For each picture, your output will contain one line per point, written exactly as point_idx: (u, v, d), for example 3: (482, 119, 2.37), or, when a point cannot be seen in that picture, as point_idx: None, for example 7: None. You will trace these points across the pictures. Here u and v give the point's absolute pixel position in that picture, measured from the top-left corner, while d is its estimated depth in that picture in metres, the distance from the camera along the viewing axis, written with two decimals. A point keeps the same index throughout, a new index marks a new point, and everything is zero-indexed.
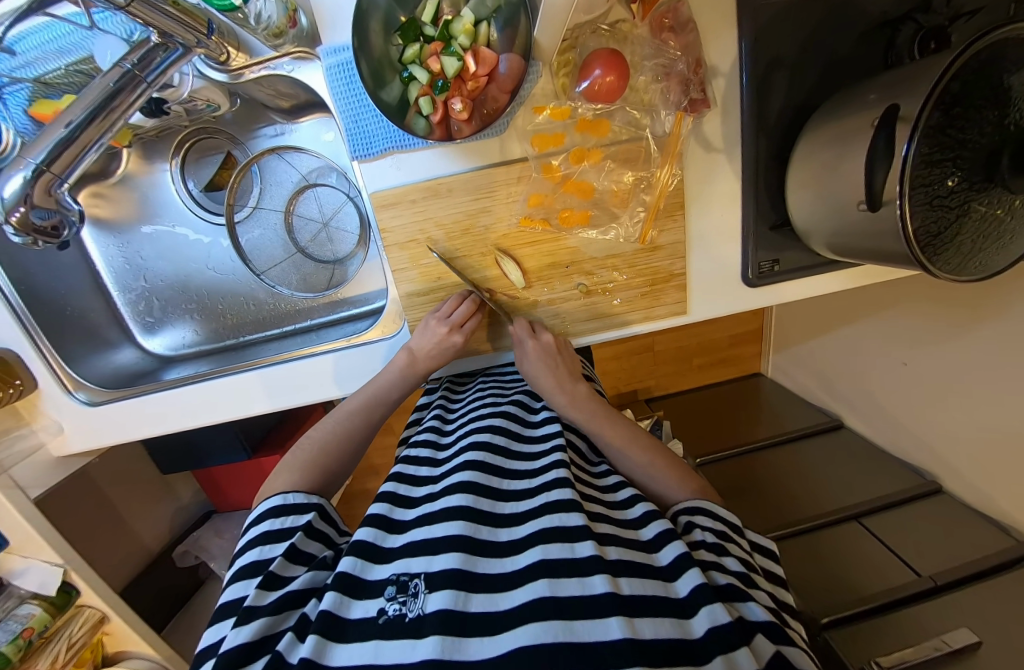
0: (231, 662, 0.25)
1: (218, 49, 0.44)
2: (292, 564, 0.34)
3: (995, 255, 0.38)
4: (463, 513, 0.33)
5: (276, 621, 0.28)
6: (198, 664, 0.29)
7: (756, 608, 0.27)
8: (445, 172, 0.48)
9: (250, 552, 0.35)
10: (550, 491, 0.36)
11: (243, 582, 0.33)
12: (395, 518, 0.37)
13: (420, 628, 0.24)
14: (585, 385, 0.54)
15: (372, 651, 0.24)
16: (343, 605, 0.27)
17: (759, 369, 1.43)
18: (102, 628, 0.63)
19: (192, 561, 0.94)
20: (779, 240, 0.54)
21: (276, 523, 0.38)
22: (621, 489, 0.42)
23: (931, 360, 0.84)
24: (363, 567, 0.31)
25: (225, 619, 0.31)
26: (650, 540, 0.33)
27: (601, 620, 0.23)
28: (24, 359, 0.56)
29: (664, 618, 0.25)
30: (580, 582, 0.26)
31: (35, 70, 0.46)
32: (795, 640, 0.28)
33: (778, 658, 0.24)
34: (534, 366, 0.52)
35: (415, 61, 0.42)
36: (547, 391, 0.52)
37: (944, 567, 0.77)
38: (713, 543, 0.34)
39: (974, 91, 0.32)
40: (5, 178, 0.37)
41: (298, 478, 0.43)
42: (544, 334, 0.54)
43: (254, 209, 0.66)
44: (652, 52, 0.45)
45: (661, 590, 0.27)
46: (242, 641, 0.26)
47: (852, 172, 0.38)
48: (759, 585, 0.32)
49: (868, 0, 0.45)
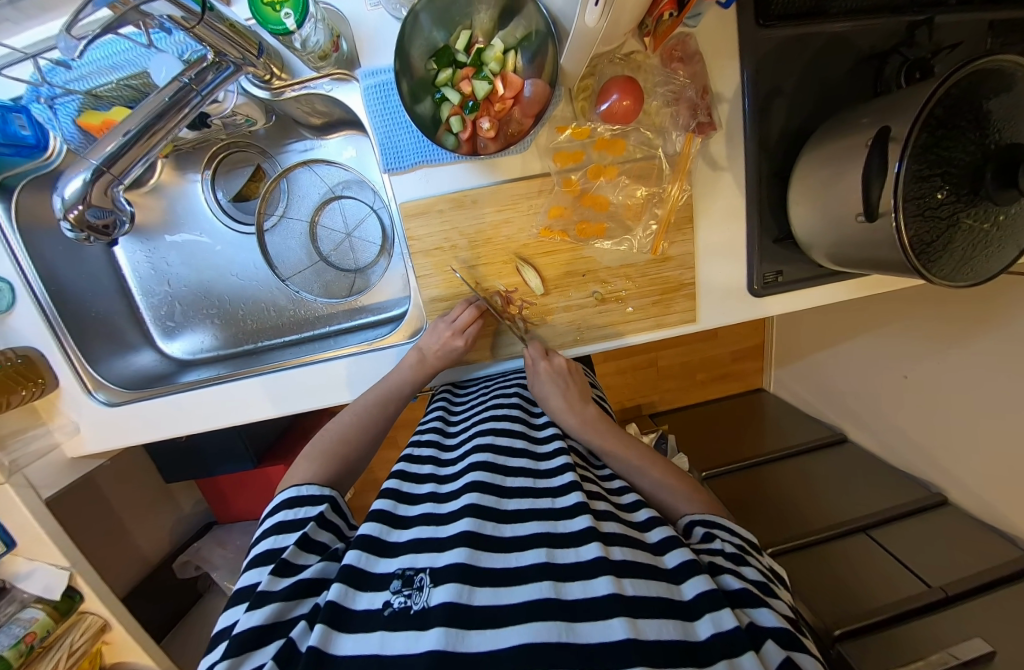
0: (243, 646, 0.26)
1: (266, 69, 0.47)
2: (303, 553, 0.34)
3: (985, 262, 0.40)
4: (470, 511, 0.34)
5: (285, 609, 0.28)
6: (212, 645, 0.29)
7: (770, 613, 0.28)
8: (470, 186, 0.52)
9: (263, 541, 0.36)
10: (555, 496, 0.38)
11: (257, 570, 0.33)
12: (399, 514, 0.38)
13: (426, 620, 0.25)
14: (595, 408, 0.54)
15: (377, 641, 0.24)
16: (348, 596, 0.28)
17: (761, 384, 1.45)
18: (102, 637, 0.61)
19: (192, 572, 0.92)
20: (782, 253, 0.57)
21: (289, 514, 0.38)
22: (626, 494, 0.43)
23: (932, 372, 0.87)
24: (368, 559, 0.31)
25: (238, 604, 0.31)
26: (654, 544, 0.34)
27: (604, 621, 0.24)
28: (48, 357, 0.57)
29: (669, 620, 0.26)
30: (584, 585, 0.27)
31: (87, 84, 0.48)
32: (813, 649, 0.28)
33: (787, 663, 0.24)
34: (545, 389, 0.54)
35: (447, 84, 0.45)
36: (558, 414, 0.53)
37: (951, 580, 0.78)
38: (732, 554, 0.35)
39: (957, 115, 0.35)
40: (68, 179, 0.40)
41: (316, 469, 0.44)
42: (556, 359, 0.57)
43: (281, 217, 0.69)
44: (663, 80, 0.49)
45: (665, 592, 0.28)
46: (255, 624, 0.27)
47: (849, 188, 0.41)
48: (778, 597, 0.33)
49: (859, 35, 0.50)
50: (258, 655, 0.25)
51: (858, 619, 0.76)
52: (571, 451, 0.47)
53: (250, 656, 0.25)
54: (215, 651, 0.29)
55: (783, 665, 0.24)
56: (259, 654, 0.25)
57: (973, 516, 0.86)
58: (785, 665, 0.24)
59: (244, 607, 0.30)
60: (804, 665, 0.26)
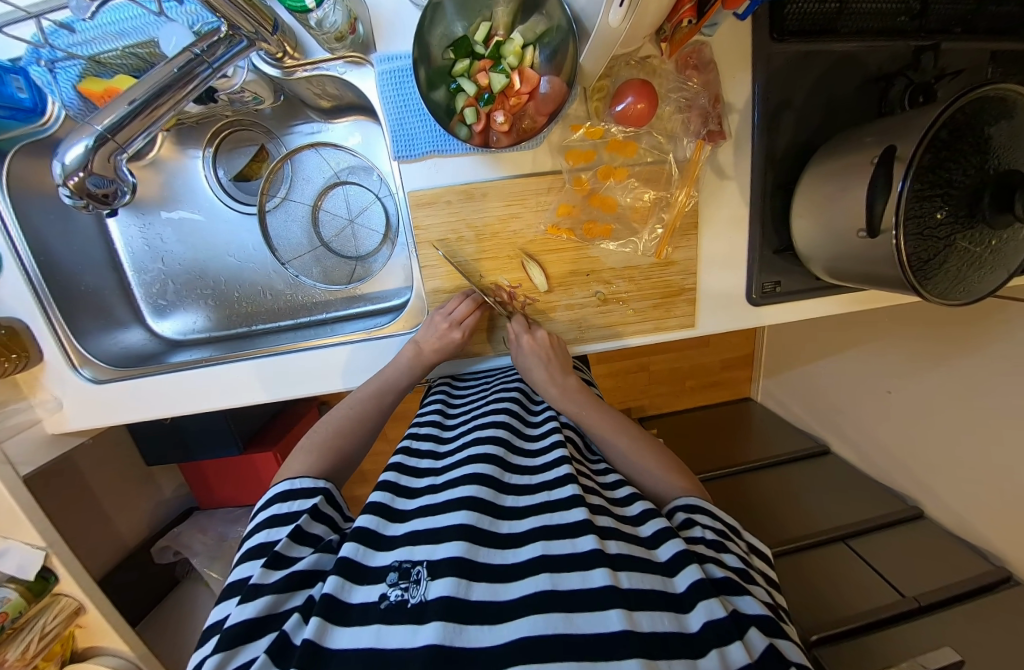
0: (233, 640, 0.25)
1: (278, 47, 0.46)
2: (297, 546, 0.33)
3: (977, 283, 0.41)
4: (467, 504, 0.34)
5: (279, 601, 0.28)
6: (203, 639, 0.28)
7: (753, 601, 0.29)
8: (479, 178, 0.52)
9: (256, 535, 0.35)
10: (552, 490, 0.38)
11: (249, 563, 0.33)
12: (396, 507, 0.37)
13: (423, 614, 0.25)
14: (576, 379, 0.54)
15: (373, 635, 0.24)
16: (344, 589, 0.27)
17: (749, 393, 1.47)
18: (75, 621, 0.60)
19: (170, 558, 0.90)
20: (782, 264, 0.59)
21: (283, 508, 0.37)
22: (620, 487, 0.43)
23: (916, 389, 0.90)
24: (364, 552, 0.31)
25: (231, 597, 0.30)
26: (647, 536, 0.34)
27: (601, 612, 0.25)
28: (33, 330, 0.55)
29: (663, 612, 0.26)
30: (581, 577, 0.27)
31: (90, 48, 0.46)
32: (791, 635, 0.29)
33: (770, 652, 0.25)
34: (528, 361, 0.54)
35: (463, 75, 0.44)
36: (540, 385, 0.53)
37: (923, 590, 0.80)
38: (712, 541, 0.35)
39: (960, 137, 0.36)
40: (69, 145, 0.39)
41: (311, 461, 0.43)
42: (539, 332, 0.56)
43: (284, 199, 0.67)
44: (676, 85, 0.50)
45: (659, 584, 0.29)
46: (248, 618, 0.26)
47: (853, 203, 0.42)
48: (756, 583, 0.34)
49: (868, 55, 0.51)
50: (249, 650, 0.25)
51: (834, 625, 0.78)
52: (568, 444, 0.47)
53: (242, 649, 0.25)
54: (207, 645, 0.28)
55: (767, 654, 0.24)
56: (245, 650, 0.25)
57: (946, 530, 0.89)
58: (768, 653, 0.25)
59: (237, 601, 0.29)
60: (787, 653, 0.26)
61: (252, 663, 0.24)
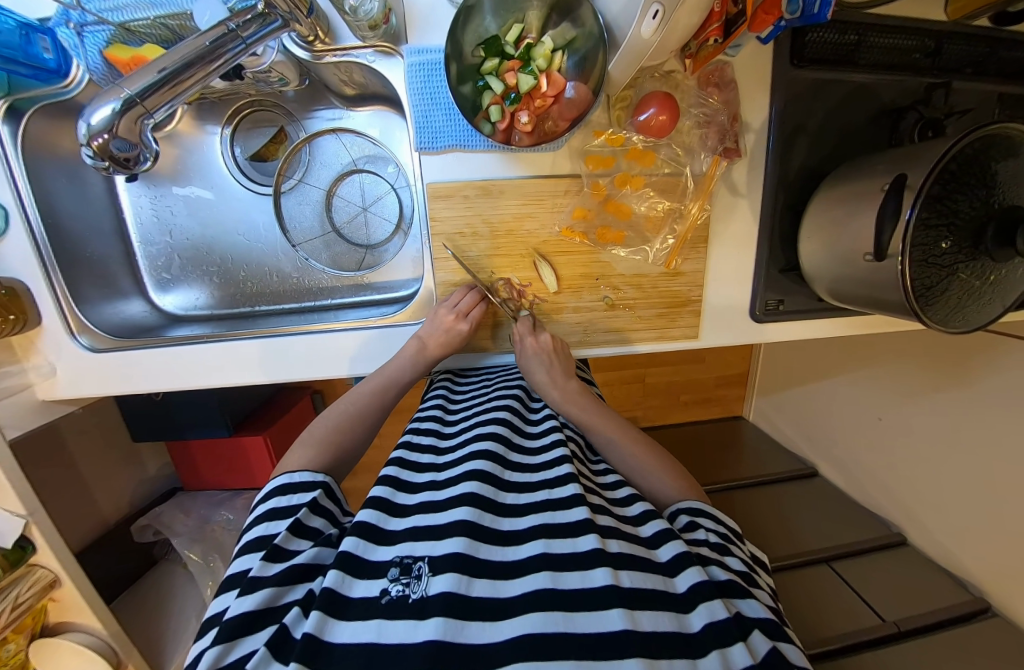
0: (233, 632, 0.25)
1: (311, 30, 0.47)
2: (295, 538, 0.33)
3: (975, 312, 0.43)
4: (468, 500, 0.34)
5: (278, 594, 0.28)
6: (202, 632, 0.28)
7: (756, 605, 0.29)
8: (499, 176, 0.53)
9: (255, 527, 0.35)
10: (553, 487, 0.38)
11: (248, 556, 0.32)
12: (397, 502, 0.37)
13: (424, 608, 0.25)
14: (578, 383, 0.55)
15: (374, 630, 0.24)
16: (345, 584, 0.27)
17: (741, 412, 1.48)
18: (49, 594, 0.58)
19: (150, 538, 0.88)
20: (786, 283, 0.60)
21: (282, 502, 0.37)
22: (620, 488, 0.43)
23: (907, 418, 0.92)
24: (365, 547, 0.30)
25: (230, 590, 0.30)
26: (648, 537, 0.34)
27: (602, 611, 0.25)
28: (33, 293, 0.54)
29: (665, 612, 0.26)
30: (582, 575, 0.27)
31: (121, 16, 0.46)
32: (791, 634, 0.30)
33: (772, 654, 0.25)
34: (530, 364, 0.54)
35: (492, 73, 0.45)
36: (542, 387, 0.54)
37: (902, 616, 0.81)
38: (716, 544, 0.36)
39: (969, 170, 0.38)
40: (95, 107, 0.38)
41: (311, 456, 0.43)
42: (543, 335, 0.56)
43: (299, 182, 0.68)
44: (698, 101, 0.51)
45: (660, 584, 0.29)
46: (246, 610, 0.26)
47: (861, 228, 0.43)
48: (758, 586, 0.34)
49: (882, 87, 0.53)
50: (248, 642, 0.25)
51: (815, 646, 0.78)
52: (570, 442, 0.48)
53: (240, 642, 0.24)
54: (204, 638, 0.27)
55: (770, 656, 0.25)
56: (240, 644, 0.24)
57: (927, 558, 0.90)
58: (772, 655, 0.25)
59: (235, 594, 0.29)
60: (789, 655, 0.27)
61: (251, 657, 0.24)
